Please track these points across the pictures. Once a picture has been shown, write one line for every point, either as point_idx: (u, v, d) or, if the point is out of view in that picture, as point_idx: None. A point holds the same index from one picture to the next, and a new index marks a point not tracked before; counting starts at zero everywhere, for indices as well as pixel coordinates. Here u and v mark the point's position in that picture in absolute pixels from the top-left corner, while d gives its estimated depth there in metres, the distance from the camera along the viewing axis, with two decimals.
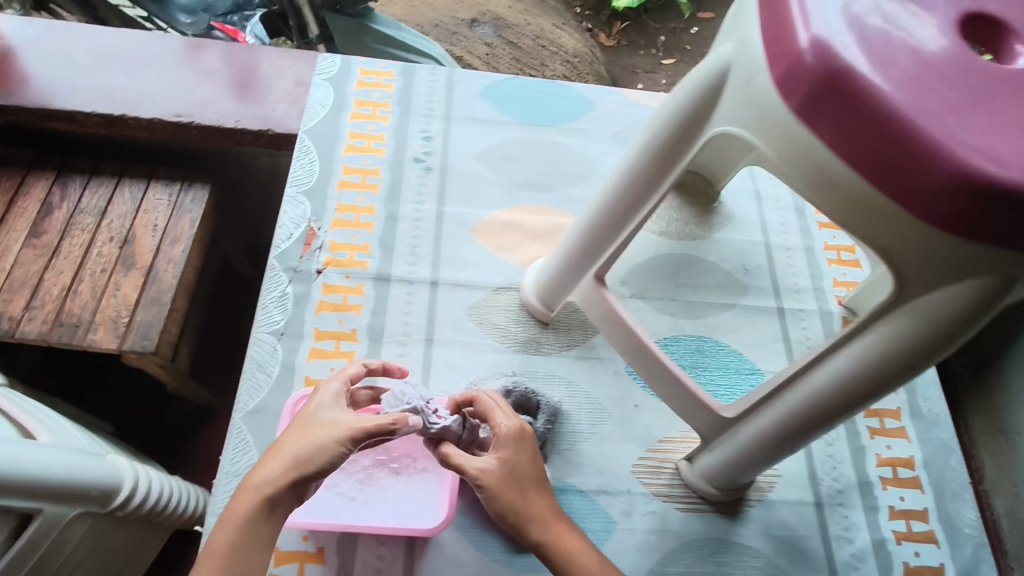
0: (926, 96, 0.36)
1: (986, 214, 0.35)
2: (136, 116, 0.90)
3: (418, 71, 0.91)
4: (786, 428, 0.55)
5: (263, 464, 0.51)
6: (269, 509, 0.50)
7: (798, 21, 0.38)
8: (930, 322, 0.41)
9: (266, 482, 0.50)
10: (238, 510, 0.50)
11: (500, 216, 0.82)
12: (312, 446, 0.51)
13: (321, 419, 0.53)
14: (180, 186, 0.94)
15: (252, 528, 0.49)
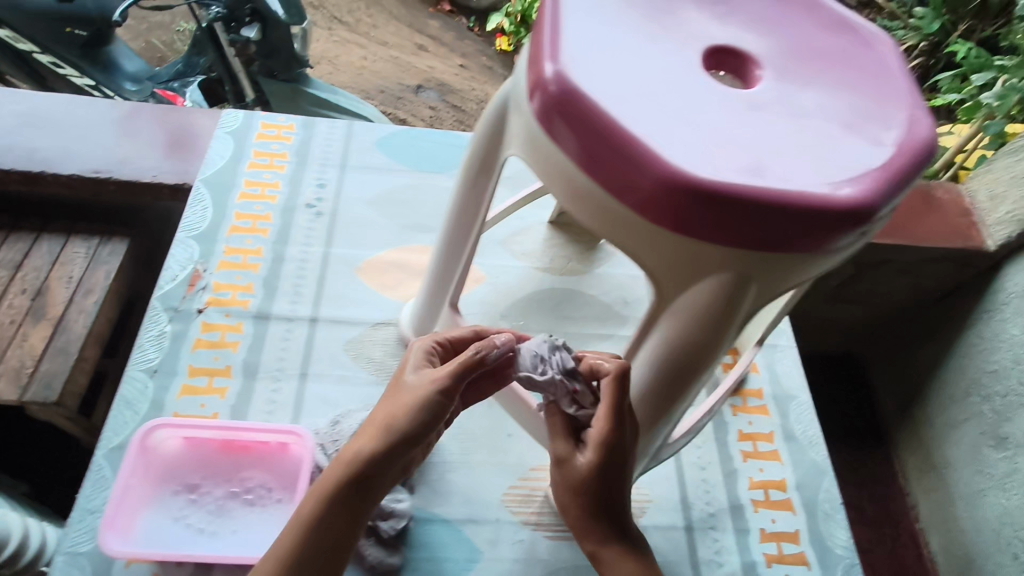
0: (644, 110, 0.39)
1: (695, 214, 0.38)
2: (57, 173, 0.94)
3: (319, 124, 0.96)
4: None
5: (357, 434, 0.48)
6: (358, 480, 0.47)
7: (545, 48, 0.41)
8: (687, 323, 0.43)
9: (355, 450, 0.47)
10: (322, 483, 0.47)
11: (387, 256, 0.86)
12: (401, 409, 0.47)
13: (409, 382, 0.49)
14: (99, 239, 0.96)
15: (347, 501, 0.46)
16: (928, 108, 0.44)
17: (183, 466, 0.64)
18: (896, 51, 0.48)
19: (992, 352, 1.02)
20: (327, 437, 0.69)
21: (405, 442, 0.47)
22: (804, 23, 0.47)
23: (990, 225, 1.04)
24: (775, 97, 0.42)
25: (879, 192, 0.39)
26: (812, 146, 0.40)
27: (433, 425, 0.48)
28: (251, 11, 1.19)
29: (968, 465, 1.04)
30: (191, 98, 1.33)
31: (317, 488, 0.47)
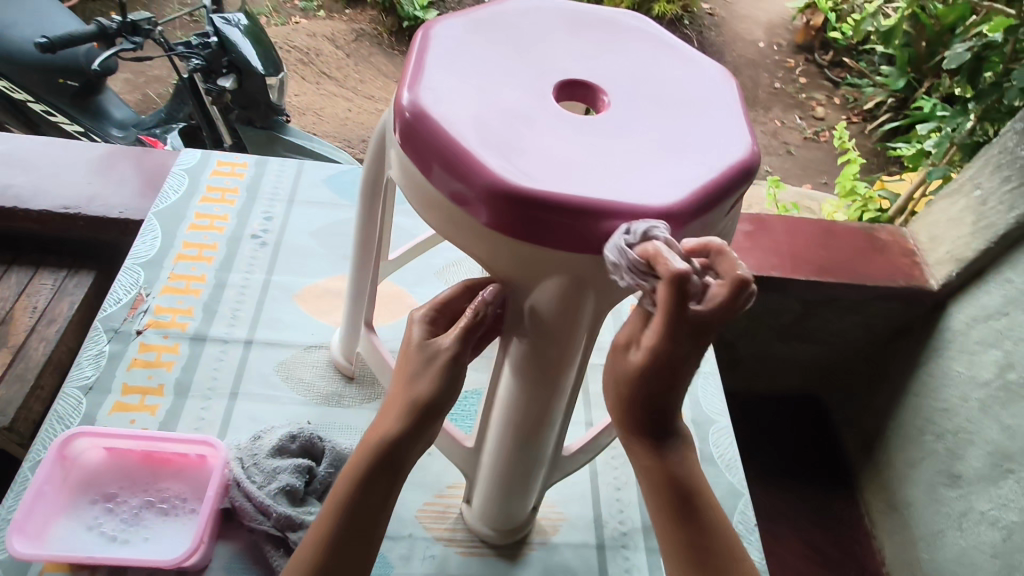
0: (484, 131, 0.45)
1: (519, 217, 0.43)
2: (27, 209, 0.94)
3: (269, 164, 1.04)
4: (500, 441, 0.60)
5: (383, 411, 0.51)
6: (392, 451, 0.49)
7: (407, 86, 0.48)
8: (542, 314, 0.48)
9: (382, 428, 0.49)
10: (356, 462, 0.49)
11: (324, 284, 0.91)
12: (420, 381, 0.50)
13: (425, 350, 0.51)
14: (67, 271, 0.97)
15: (383, 477, 0.49)
16: (752, 131, 0.50)
17: (104, 475, 0.67)
18: (735, 91, 0.54)
19: (941, 390, 1.04)
20: (246, 452, 0.70)
21: (428, 411, 0.49)
22: (652, 69, 0.54)
23: (932, 266, 1.07)
24: (610, 124, 0.48)
25: (689, 200, 0.44)
26: (635, 162, 0.46)
27: (454, 386, 0.50)
28: (229, 63, 1.26)
29: (928, 506, 1.04)
30: (170, 143, 1.38)
31: (351, 470, 0.49)
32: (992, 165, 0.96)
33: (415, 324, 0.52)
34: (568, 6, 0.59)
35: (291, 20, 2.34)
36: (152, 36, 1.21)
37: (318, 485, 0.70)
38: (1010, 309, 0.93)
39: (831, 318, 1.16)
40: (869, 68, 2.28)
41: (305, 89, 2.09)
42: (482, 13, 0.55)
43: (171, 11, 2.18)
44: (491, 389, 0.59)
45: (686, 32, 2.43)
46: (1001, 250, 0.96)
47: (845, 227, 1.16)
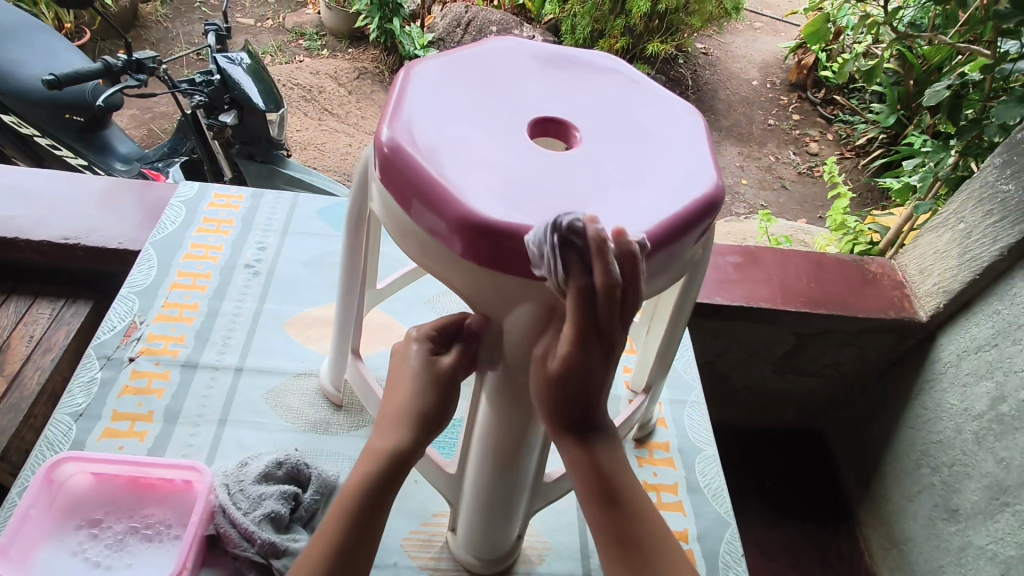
0: (457, 165, 0.47)
1: (490, 247, 0.45)
2: (27, 239, 0.96)
3: (264, 196, 1.07)
4: (487, 462, 0.60)
5: (381, 426, 0.52)
6: (398, 458, 0.51)
7: (385, 122, 0.50)
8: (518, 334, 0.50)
9: (392, 439, 0.51)
10: (359, 475, 0.50)
11: (314, 312, 0.93)
12: (424, 396, 0.52)
13: (416, 365, 0.53)
14: (64, 301, 0.99)
15: (394, 485, 0.50)
16: (716, 167, 0.53)
17: (90, 499, 0.67)
18: (702, 128, 0.57)
19: (934, 424, 1.04)
20: (233, 477, 0.70)
21: (432, 425, 0.53)
22: (623, 107, 0.57)
23: (921, 297, 1.08)
24: (580, 159, 0.51)
25: (652, 232, 0.46)
26: (602, 196, 0.48)
27: (452, 405, 0.54)
28: (230, 99, 1.30)
29: (927, 541, 1.02)
30: (173, 176, 1.40)
31: (359, 478, 0.50)
32: (974, 199, 0.98)
33: (412, 341, 0.55)
34: (545, 48, 0.62)
35: (295, 59, 2.41)
36: (156, 73, 1.25)
37: (303, 512, 0.70)
38: (998, 340, 0.93)
39: (825, 349, 1.17)
40: (860, 105, 2.33)
41: (308, 124, 2.14)
42: (461, 55, 0.58)
43: (179, 51, 2.26)
44: (473, 410, 0.60)
45: (680, 71, 2.50)
46: (986, 282, 0.97)
47: (835, 260, 1.18)
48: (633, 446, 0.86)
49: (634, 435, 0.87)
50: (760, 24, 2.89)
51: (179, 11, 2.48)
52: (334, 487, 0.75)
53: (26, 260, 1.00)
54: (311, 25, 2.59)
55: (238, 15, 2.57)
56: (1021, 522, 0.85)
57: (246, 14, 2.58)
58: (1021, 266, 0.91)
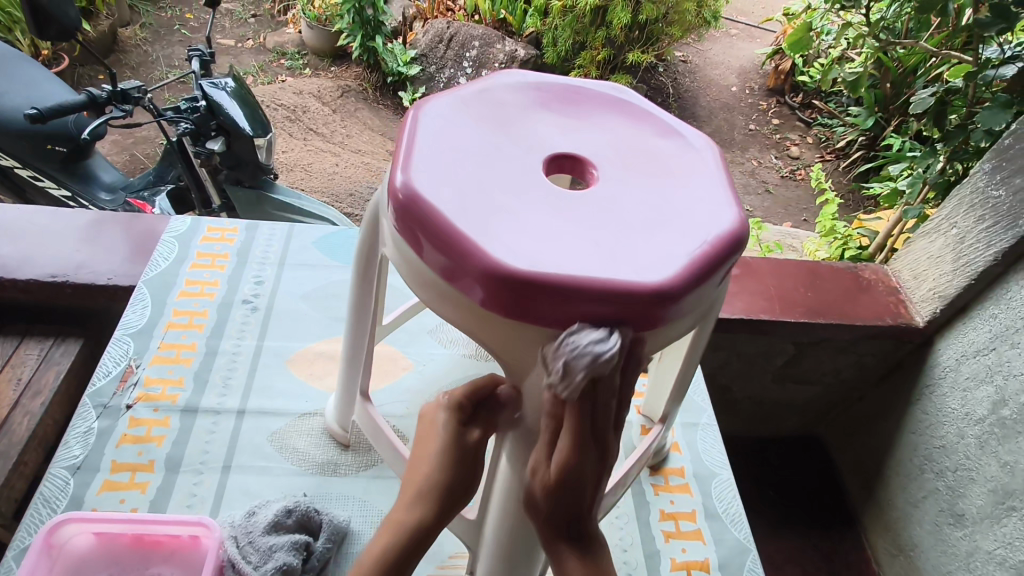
0: (474, 212, 0.46)
1: (516, 299, 0.43)
2: (12, 279, 0.92)
3: (259, 227, 1.05)
4: (511, 506, 0.59)
5: (402, 498, 0.52)
6: (421, 532, 0.51)
7: (397, 166, 0.49)
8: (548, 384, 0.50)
9: (417, 515, 0.51)
10: (380, 548, 0.50)
11: (315, 347, 0.91)
12: (451, 468, 0.53)
13: (442, 438, 0.54)
14: (52, 340, 0.95)
15: (412, 562, 0.50)
16: (737, 203, 0.52)
17: (94, 562, 0.65)
18: (718, 162, 0.56)
19: (937, 428, 1.04)
20: (241, 529, 0.68)
21: (455, 499, 0.53)
22: (637, 143, 0.56)
23: (917, 303, 1.08)
24: (598, 200, 0.50)
25: (680, 275, 0.45)
26: (626, 238, 0.47)
27: (475, 475, 0.55)
28: (217, 126, 1.27)
29: (934, 548, 1.02)
30: (159, 206, 1.37)
31: (385, 552, 0.49)
32: (966, 205, 0.98)
33: (441, 409, 0.56)
34: (552, 81, 0.61)
35: (277, 79, 2.39)
36: (141, 103, 1.22)
37: (316, 562, 0.68)
38: (997, 344, 0.94)
39: (824, 358, 1.17)
40: (838, 109, 2.36)
41: (293, 145, 2.11)
42: (470, 92, 0.57)
43: (160, 76, 2.23)
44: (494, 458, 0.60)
45: (661, 80, 2.52)
46: (982, 287, 0.97)
47: (830, 268, 1.17)
48: (647, 474, 0.85)
49: (649, 462, 0.85)
50: (737, 31, 2.91)
51: (158, 33, 2.45)
52: (345, 532, 0.72)
53: (10, 301, 0.96)
54: (292, 43, 2.57)
55: (218, 36, 2.55)
56: None
57: (226, 36, 2.56)
58: (1017, 271, 0.91)
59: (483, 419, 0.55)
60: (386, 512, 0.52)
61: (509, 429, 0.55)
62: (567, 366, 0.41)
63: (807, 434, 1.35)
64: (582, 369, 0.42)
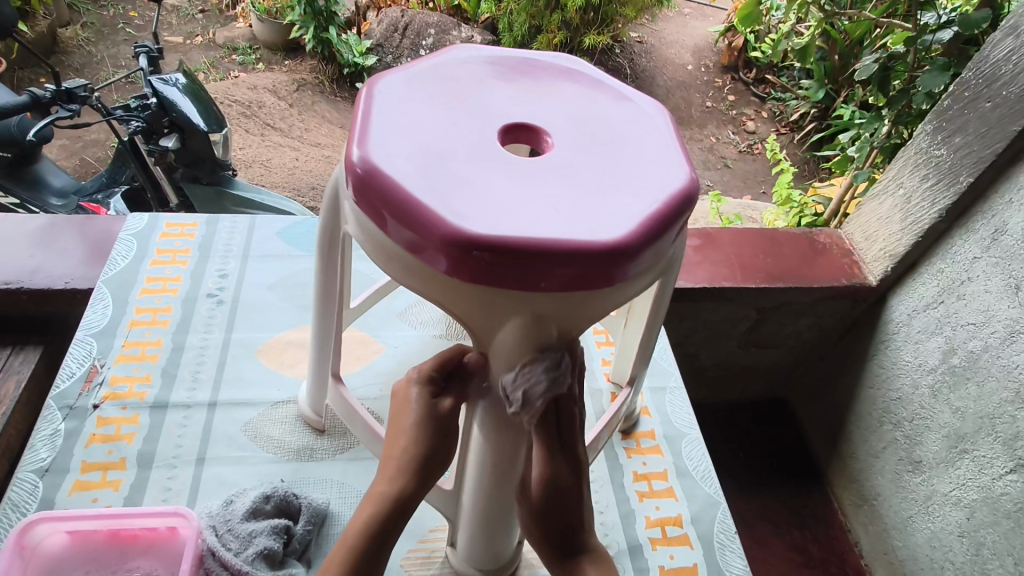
0: (433, 182, 0.47)
1: (478, 264, 0.44)
2: None
3: (220, 221, 1.04)
4: (487, 474, 0.60)
5: (382, 473, 0.54)
6: (400, 503, 0.53)
7: (355, 141, 0.49)
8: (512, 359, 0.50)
9: (396, 485, 0.53)
10: (363, 522, 0.52)
11: (284, 336, 0.91)
12: (426, 440, 0.54)
13: (415, 411, 0.55)
14: (9, 347, 0.92)
15: (396, 528, 0.53)
16: (688, 163, 0.54)
17: (69, 560, 0.64)
18: (671, 126, 0.58)
19: (893, 381, 1.08)
20: (219, 518, 0.68)
21: (432, 469, 0.54)
22: (590, 110, 0.58)
23: (870, 263, 1.12)
24: (554, 166, 0.51)
25: (636, 232, 0.47)
26: (583, 201, 0.48)
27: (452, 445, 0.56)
28: (169, 123, 1.25)
29: (896, 495, 1.07)
30: (114, 208, 1.34)
31: (365, 526, 0.51)
32: (911, 164, 1.02)
33: (412, 385, 0.56)
34: (505, 54, 0.62)
35: (230, 75, 2.33)
36: (89, 102, 1.19)
37: (297, 544, 0.69)
38: (944, 298, 0.99)
39: (784, 321, 1.21)
40: (790, 83, 2.41)
41: (250, 141, 2.07)
42: (423, 67, 0.58)
43: (106, 76, 2.16)
44: (467, 427, 0.60)
45: (619, 61, 2.53)
46: (929, 243, 1.02)
47: (786, 234, 1.21)
48: (619, 438, 0.88)
49: (620, 427, 0.88)
50: (690, 10, 2.95)
51: (102, 33, 2.36)
52: (325, 514, 0.73)
53: None
54: (243, 38, 2.51)
55: (165, 33, 2.48)
56: (980, 465, 0.90)
57: (174, 33, 2.48)
58: (961, 225, 0.96)
59: (456, 390, 0.56)
60: (368, 489, 0.54)
61: (480, 398, 0.56)
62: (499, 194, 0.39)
63: (774, 396, 1.40)
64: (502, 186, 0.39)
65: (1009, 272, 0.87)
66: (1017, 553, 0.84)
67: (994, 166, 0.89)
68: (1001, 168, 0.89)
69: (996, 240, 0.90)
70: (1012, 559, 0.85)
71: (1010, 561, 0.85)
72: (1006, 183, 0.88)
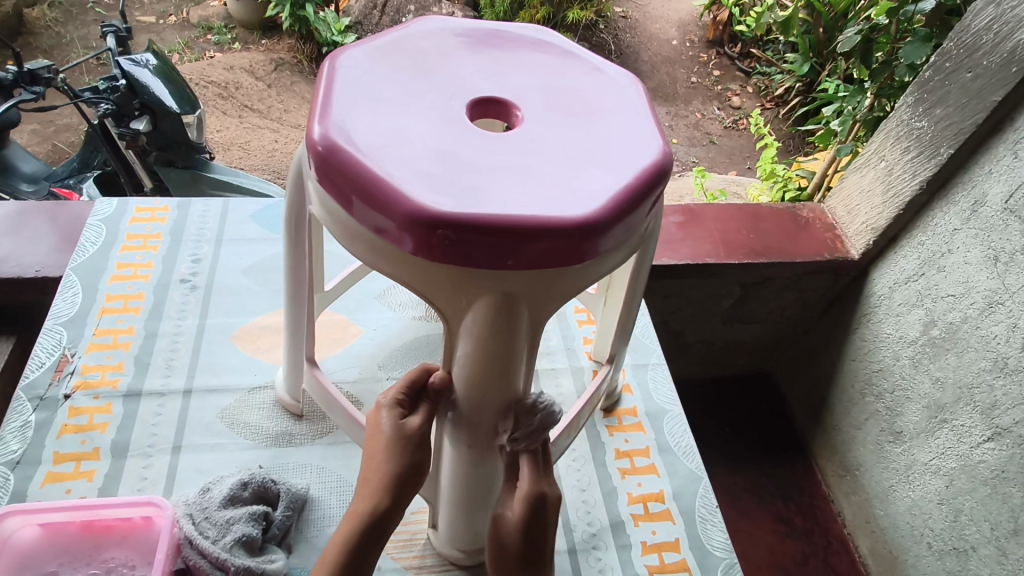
0: (397, 160, 0.45)
1: (443, 244, 0.43)
2: None
3: (192, 204, 1.01)
4: (464, 473, 0.61)
5: (359, 494, 0.55)
6: (377, 520, 0.54)
7: (315, 117, 0.47)
8: (478, 341, 0.50)
9: (371, 504, 0.54)
10: (338, 542, 0.54)
11: (260, 322, 0.89)
12: (399, 459, 0.55)
13: (387, 432, 0.56)
14: None
15: (379, 540, 0.55)
16: (661, 137, 0.52)
17: (41, 553, 0.63)
18: (645, 98, 0.57)
19: (874, 353, 1.09)
20: (196, 506, 0.66)
21: (407, 485, 0.55)
22: (561, 82, 0.56)
23: (851, 237, 1.12)
24: (523, 140, 0.49)
25: (606, 208, 0.45)
26: (552, 175, 0.47)
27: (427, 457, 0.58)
28: (140, 105, 1.21)
29: (877, 465, 1.08)
30: (86, 192, 1.30)
31: (343, 544, 0.53)
32: (893, 137, 1.02)
33: (382, 409, 0.57)
34: (475, 27, 0.60)
35: (205, 55, 2.27)
36: (54, 84, 1.14)
37: (276, 531, 0.68)
38: (924, 270, 0.99)
39: (767, 296, 1.20)
40: (775, 56, 2.39)
41: (228, 123, 2.03)
42: (388, 40, 0.56)
43: (75, 57, 2.09)
44: (439, 439, 0.62)
45: (603, 37, 2.49)
46: (910, 216, 1.02)
47: (769, 209, 1.20)
48: (602, 416, 0.88)
49: (602, 405, 0.88)
50: None
51: (70, 13, 2.28)
52: (305, 500, 0.72)
53: None
54: (218, 17, 2.44)
55: (137, 12, 2.39)
56: (959, 435, 0.91)
57: (146, 11, 2.39)
58: (940, 197, 0.96)
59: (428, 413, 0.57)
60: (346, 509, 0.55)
61: (450, 410, 0.57)
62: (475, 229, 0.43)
63: (759, 371, 1.40)
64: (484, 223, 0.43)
65: (989, 243, 0.87)
66: (994, 519, 0.86)
67: (973, 137, 0.88)
68: (980, 139, 0.88)
69: (975, 212, 0.90)
70: (989, 525, 0.87)
71: (986, 526, 0.87)
72: (987, 153, 0.88)
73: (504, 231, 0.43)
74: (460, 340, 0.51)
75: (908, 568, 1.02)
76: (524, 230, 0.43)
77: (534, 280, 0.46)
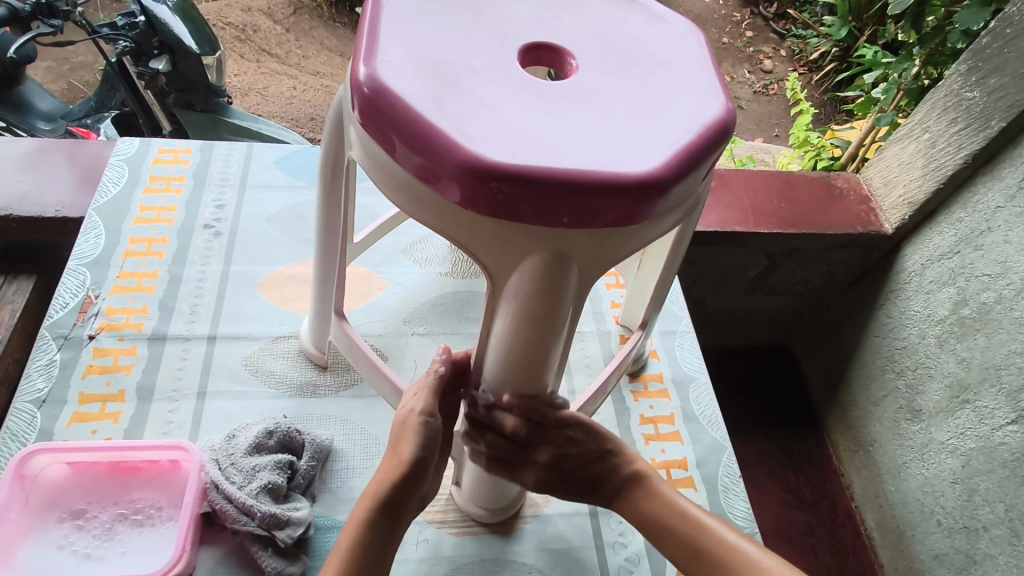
0: (449, 105, 0.43)
1: (495, 197, 0.41)
2: None
3: (215, 148, 0.99)
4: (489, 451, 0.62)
5: (379, 474, 0.56)
6: (393, 499, 0.54)
7: (361, 55, 0.45)
8: (522, 308, 0.48)
9: (395, 474, 0.55)
10: (352, 519, 0.53)
11: (284, 271, 0.88)
12: (416, 443, 0.56)
13: (407, 417, 0.57)
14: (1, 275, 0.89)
15: (404, 510, 0.55)
16: (724, 92, 0.49)
17: (70, 491, 0.63)
18: (706, 49, 0.53)
19: (900, 330, 1.06)
20: (222, 452, 0.66)
21: (424, 468, 0.56)
22: (617, 29, 0.53)
23: (886, 210, 1.09)
24: (578, 89, 0.46)
25: (668, 165, 0.43)
26: (612, 128, 0.44)
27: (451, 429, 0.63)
28: (160, 44, 1.16)
29: (893, 442, 1.07)
30: (104, 132, 1.27)
31: (362, 521, 0.53)
32: (940, 107, 0.96)
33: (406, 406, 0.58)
34: None
35: None
36: (72, 18, 1.09)
37: (301, 480, 0.67)
38: (961, 247, 0.95)
39: (794, 268, 1.17)
40: (812, 18, 2.27)
41: (246, 68, 1.97)
42: None
43: None
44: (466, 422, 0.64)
45: None
46: (951, 191, 0.97)
47: (802, 176, 1.16)
48: (627, 381, 0.86)
49: (628, 369, 0.87)
50: None
51: None
52: (329, 451, 0.72)
53: None
54: None
55: None
56: (981, 416, 0.89)
57: None
58: (985, 172, 0.91)
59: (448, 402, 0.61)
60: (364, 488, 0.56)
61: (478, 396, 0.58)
62: (531, 182, 0.40)
63: (777, 344, 1.38)
64: (540, 176, 0.40)
65: None
66: (1009, 500, 0.84)
67: None
68: None
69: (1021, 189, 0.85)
70: (1003, 505, 0.85)
71: (1001, 508, 0.86)
72: None
73: (563, 185, 0.40)
74: (500, 310, 0.50)
75: (914, 543, 1.01)
76: (583, 186, 0.41)
77: (585, 237, 0.44)
